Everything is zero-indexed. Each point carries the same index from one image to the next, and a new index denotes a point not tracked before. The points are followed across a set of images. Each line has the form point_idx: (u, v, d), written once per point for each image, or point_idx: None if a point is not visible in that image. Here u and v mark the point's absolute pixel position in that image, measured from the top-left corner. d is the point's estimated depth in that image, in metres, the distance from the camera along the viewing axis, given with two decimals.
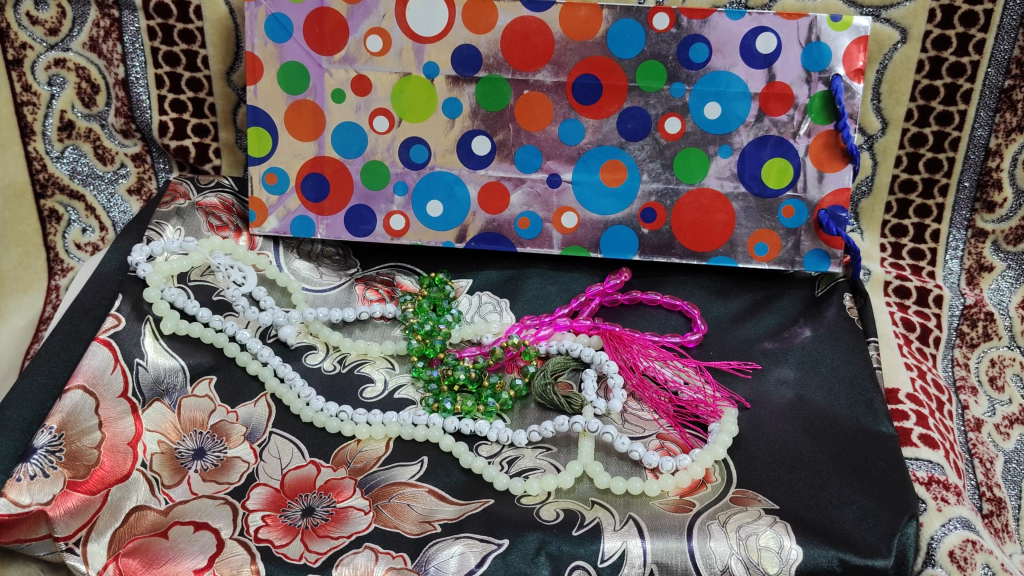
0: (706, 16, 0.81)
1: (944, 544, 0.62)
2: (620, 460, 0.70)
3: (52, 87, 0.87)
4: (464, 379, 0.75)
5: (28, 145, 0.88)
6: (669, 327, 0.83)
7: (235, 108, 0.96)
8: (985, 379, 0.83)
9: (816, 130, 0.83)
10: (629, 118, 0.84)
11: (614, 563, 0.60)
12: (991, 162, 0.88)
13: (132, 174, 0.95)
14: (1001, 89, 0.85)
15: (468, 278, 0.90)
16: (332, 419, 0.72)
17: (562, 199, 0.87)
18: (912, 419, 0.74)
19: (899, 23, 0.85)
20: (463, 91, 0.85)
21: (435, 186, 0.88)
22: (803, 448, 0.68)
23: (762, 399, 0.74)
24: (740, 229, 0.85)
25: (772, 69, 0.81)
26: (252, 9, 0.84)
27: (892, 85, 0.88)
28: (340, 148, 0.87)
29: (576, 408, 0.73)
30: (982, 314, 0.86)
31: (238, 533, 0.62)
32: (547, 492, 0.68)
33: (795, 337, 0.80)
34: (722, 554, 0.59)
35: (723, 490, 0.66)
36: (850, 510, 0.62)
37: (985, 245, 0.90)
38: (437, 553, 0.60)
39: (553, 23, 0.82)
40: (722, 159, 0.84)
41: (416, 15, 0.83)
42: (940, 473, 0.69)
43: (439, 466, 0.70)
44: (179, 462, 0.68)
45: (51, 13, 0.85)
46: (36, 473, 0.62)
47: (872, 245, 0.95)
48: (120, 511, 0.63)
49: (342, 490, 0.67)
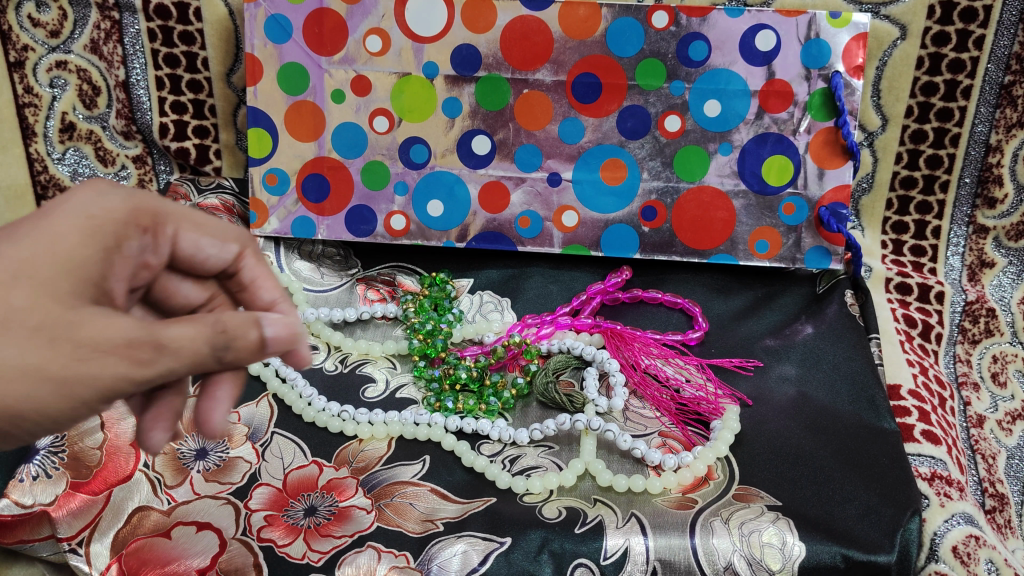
0: (706, 14, 0.81)
1: (947, 539, 0.62)
2: (623, 458, 0.71)
3: (54, 88, 0.89)
4: (465, 378, 0.75)
5: (29, 147, 0.90)
6: (671, 325, 0.83)
7: (236, 109, 0.95)
8: (987, 375, 0.82)
9: (816, 127, 0.82)
10: (629, 116, 0.84)
11: (618, 560, 0.60)
12: (991, 158, 0.88)
13: (133, 175, 0.96)
14: (1001, 84, 0.85)
15: (469, 278, 0.90)
16: (334, 419, 0.73)
17: (562, 198, 0.87)
18: (914, 415, 0.74)
19: (898, 19, 0.85)
20: (463, 91, 0.85)
21: (436, 185, 0.88)
22: (804, 444, 0.68)
23: (764, 396, 0.74)
24: (740, 227, 0.85)
25: (772, 67, 0.81)
26: (251, 10, 0.84)
27: (892, 82, 0.88)
28: (340, 149, 0.88)
29: (578, 406, 0.73)
30: (985, 310, 0.86)
31: (240, 533, 0.62)
32: (550, 490, 0.67)
33: (797, 334, 0.79)
34: (725, 551, 0.59)
35: (725, 487, 0.66)
36: (853, 506, 0.62)
37: (986, 242, 0.90)
38: (440, 552, 0.60)
39: (553, 22, 0.82)
40: (722, 157, 0.84)
41: (416, 15, 0.83)
42: (943, 469, 0.68)
43: (442, 465, 0.70)
44: (181, 462, 0.68)
45: (52, 15, 0.86)
46: (38, 473, 0.64)
47: (873, 241, 0.95)
48: (123, 512, 0.63)
49: (344, 489, 0.67)
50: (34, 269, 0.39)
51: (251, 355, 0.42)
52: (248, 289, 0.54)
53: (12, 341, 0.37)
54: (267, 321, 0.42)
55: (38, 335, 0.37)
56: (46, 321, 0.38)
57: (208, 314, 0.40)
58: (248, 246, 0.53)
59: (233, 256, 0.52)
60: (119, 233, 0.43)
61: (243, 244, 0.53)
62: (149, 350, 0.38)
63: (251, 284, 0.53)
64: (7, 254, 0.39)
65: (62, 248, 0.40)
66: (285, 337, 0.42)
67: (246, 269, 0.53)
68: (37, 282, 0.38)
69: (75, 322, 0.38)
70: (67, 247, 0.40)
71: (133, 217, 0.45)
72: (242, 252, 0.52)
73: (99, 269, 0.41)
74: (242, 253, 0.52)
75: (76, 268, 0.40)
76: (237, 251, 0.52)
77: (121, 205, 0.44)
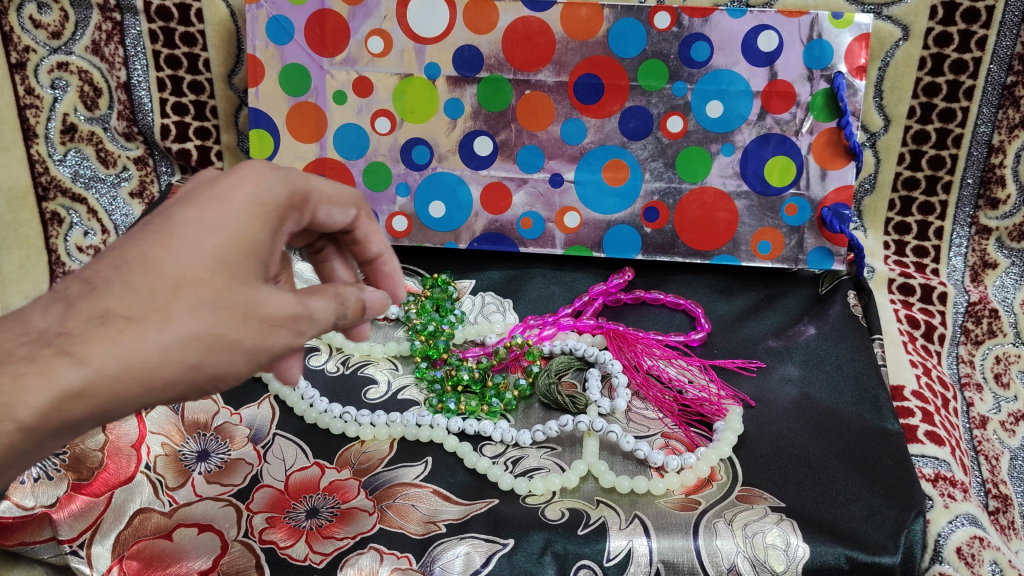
0: (708, 15, 0.81)
1: (951, 541, 0.62)
2: (625, 459, 0.70)
3: (55, 90, 0.89)
4: (467, 379, 0.75)
5: (31, 148, 0.90)
6: (674, 326, 0.82)
7: (238, 111, 0.95)
8: (990, 376, 0.82)
9: (818, 128, 0.82)
10: (631, 117, 0.84)
11: (620, 562, 0.60)
12: (994, 158, 0.88)
13: (134, 176, 0.96)
14: (1003, 85, 0.85)
15: (471, 279, 0.89)
16: (336, 420, 0.73)
17: (564, 199, 0.87)
18: (918, 416, 0.73)
19: (901, 20, 0.85)
20: (465, 92, 0.85)
21: (438, 187, 0.88)
22: (807, 445, 0.67)
23: (766, 397, 0.73)
24: (743, 227, 0.85)
25: (773, 68, 0.81)
26: (252, 11, 0.84)
27: (893, 83, 0.88)
28: (342, 150, 0.87)
29: (580, 408, 0.73)
30: (988, 311, 0.86)
31: (242, 535, 0.62)
32: (552, 491, 0.67)
33: (799, 335, 0.79)
34: (728, 553, 0.59)
35: (728, 489, 0.65)
36: (857, 507, 0.62)
37: (989, 242, 0.90)
38: (443, 553, 0.60)
39: (554, 23, 0.82)
40: (723, 158, 0.84)
41: (418, 16, 0.83)
42: (946, 470, 0.68)
43: (444, 467, 0.70)
44: (183, 464, 0.68)
45: (54, 17, 0.87)
46: (39, 476, 0.64)
47: (875, 242, 0.95)
48: (124, 514, 0.63)
49: (346, 491, 0.67)
50: (225, 256, 0.42)
51: (355, 318, 0.49)
52: (359, 244, 0.56)
53: (214, 316, 0.41)
54: (367, 292, 0.50)
55: (232, 312, 0.42)
56: (237, 300, 0.42)
57: (330, 287, 0.47)
58: (363, 209, 0.54)
59: (352, 220, 0.53)
60: (280, 217, 0.46)
61: (359, 206, 0.54)
62: (307, 323, 0.45)
63: (364, 241, 0.55)
64: (200, 238, 0.42)
65: (242, 234, 0.43)
66: (377, 306, 0.51)
67: (362, 229, 0.55)
68: (229, 269, 0.42)
69: (256, 299, 0.43)
70: (244, 235, 0.43)
71: (290, 200, 0.46)
72: (360, 216, 0.54)
73: (267, 251, 0.44)
74: (359, 217, 0.54)
75: (252, 253, 0.43)
76: (354, 215, 0.53)
77: (282, 188, 0.46)
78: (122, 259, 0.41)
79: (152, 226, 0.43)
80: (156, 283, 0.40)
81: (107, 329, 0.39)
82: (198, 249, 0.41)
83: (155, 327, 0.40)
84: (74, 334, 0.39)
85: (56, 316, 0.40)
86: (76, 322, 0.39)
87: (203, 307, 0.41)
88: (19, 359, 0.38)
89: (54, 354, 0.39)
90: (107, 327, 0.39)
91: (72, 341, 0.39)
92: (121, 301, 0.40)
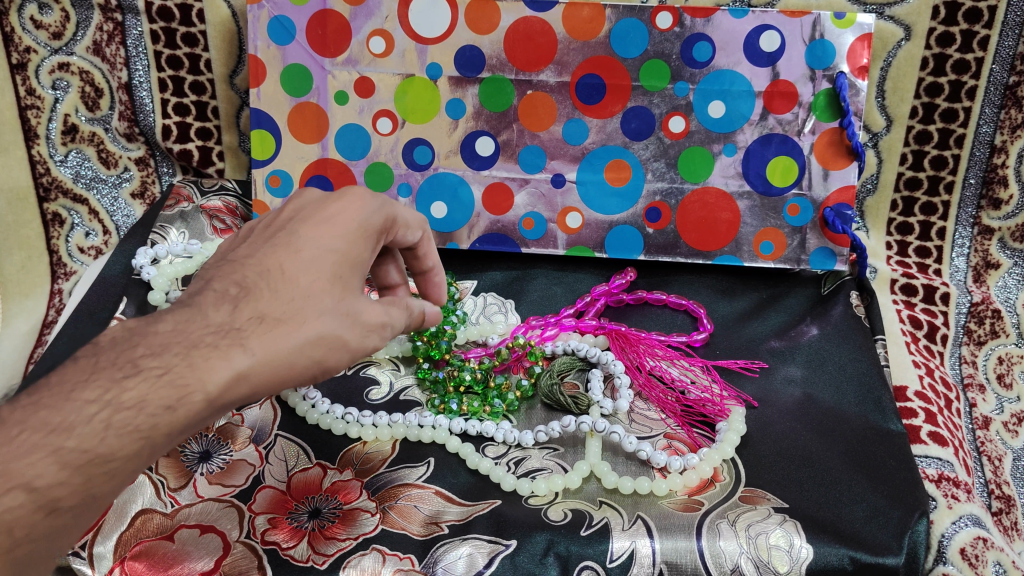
0: (709, 15, 0.81)
1: (954, 542, 0.62)
2: (628, 460, 0.70)
3: (56, 91, 0.88)
4: (470, 380, 0.75)
5: (32, 149, 0.89)
6: (675, 326, 0.82)
7: (238, 111, 0.95)
8: (993, 377, 0.82)
9: (821, 128, 0.82)
10: (634, 117, 0.84)
11: (624, 563, 0.60)
12: (996, 158, 0.88)
13: (135, 177, 0.96)
14: (1006, 85, 0.85)
15: (473, 279, 0.89)
16: (338, 422, 0.72)
17: (566, 199, 0.87)
18: (921, 416, 0.73)
19: (903, 20, 0.85)
20: (467, 92, 0.85)
21: (439, 187, 0.88)
22: (810, 445, 0.67)
23: (770, 398, 0.73)
24: (746, 227, 0.85)
25: (775, 68, 0.81)
26: (253, 11, 0.84)
27: (895, 82, 0.88)
28: (344, 150, 0.87)
29: (582, 409, 0.72)
30: (990, 311, 0.86)
31: (244, 536, 0.62)
32: (555, 492, 0.67)
33: (802, 336, 0.79)
34: (732, 554, 0.59)
35: (731, 490, 0.65)
36: (860, 507, 0.62)
37: (991, 242, 0.90)
38: (445, 554, 0.60)
39: (556, 23, 0.82)
40: (726, 158, 0.84)
41: (419, 16, 0.83)
42: (950, 471, 0.68)
43: (446, 467, 0.70)
44: (184, 465, 0.67)
45: (55, 17, 0.86)
46: None
47: (878, 243, 0.95)
48: (126, 515, 0.63)
49: (348, 492, 0.66)
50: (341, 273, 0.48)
51: (415, 324, 0.57)
52: (417, 259, 0.61)
53: (337, 322, 0.47)
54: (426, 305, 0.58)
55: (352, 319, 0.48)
56: (349, 308, 0.48)
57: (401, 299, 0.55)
58: (427, 228, 0.59)
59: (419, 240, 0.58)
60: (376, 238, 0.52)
61: (425, 229, 0.59)
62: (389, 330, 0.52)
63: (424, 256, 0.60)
64: (320, 255, 0.48)
65: (353, 253, 0.49)
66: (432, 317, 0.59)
67: (424, 247, 0.60)
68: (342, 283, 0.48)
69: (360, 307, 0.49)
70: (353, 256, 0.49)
71: (384, 225, 0.53)
72: (424, 236, 0.59)
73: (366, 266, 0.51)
74: (423, 238, 0.59)
75: (357, 270, 0.50)
76: (420, 236, 0.59)
77: (380, 216, 0.52)
78: (262, 268, 0.46)
79: (276, 239, 0.49)
80: (292, 292, 0.46)
81: (265, 327, 0.43)
82: (318, 265, 0.47)
83: (295, 326, 0.45)
84: (244, 329, 0.43)
85: (227, 312, 0.43)
86: (243, 320, 0.43)
87: (329, 313, 0.47)
88: (206, 345, 0.41)
89: (230, 343, 0.42)
90: (264, 327, 0.43)
91: (244, 334, 0.42)
92: (272, 304, 0.44)
